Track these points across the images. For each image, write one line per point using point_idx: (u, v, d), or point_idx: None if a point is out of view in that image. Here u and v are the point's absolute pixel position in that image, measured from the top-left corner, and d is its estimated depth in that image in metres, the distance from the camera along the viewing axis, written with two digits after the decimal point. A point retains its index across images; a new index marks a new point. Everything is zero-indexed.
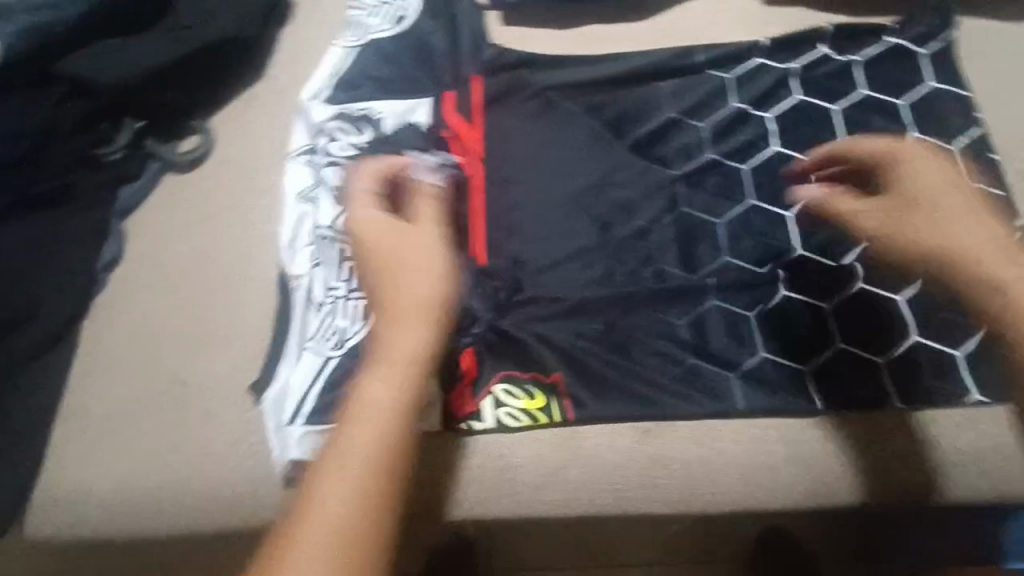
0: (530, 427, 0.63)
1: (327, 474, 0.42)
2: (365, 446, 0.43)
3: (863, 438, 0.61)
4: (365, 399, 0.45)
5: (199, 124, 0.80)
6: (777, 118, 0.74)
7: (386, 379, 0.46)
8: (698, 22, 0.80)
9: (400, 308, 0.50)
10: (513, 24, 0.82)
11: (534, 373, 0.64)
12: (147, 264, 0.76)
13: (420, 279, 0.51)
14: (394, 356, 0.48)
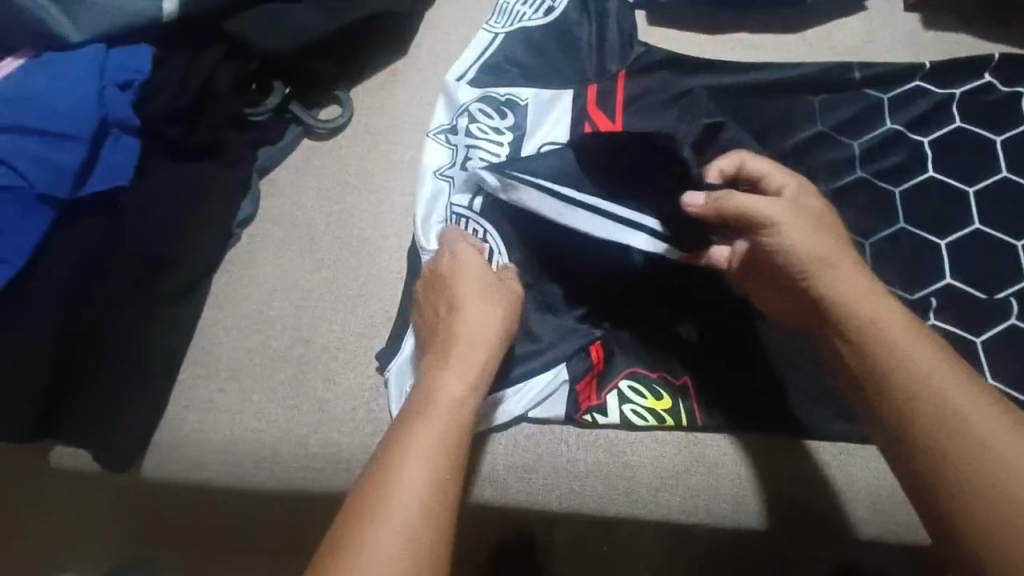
0: (655, 428, 0.65)
1: (407, 473, 0.47)
2: (440, 456, 0.49)
3: None
4: (437, 406, 0.52)
5: (341, 94, 0.82)
6: (934, 144, 0.70)
7: (453, 390, 0.53)
8: (854, 38, 0.77)
9: (466, 338, 0.56)
10: (658, 25, 0.81)
11: (663, 373, 0.67)
12: (280, 224, 0.78)
13: (488, 314, 0.58)
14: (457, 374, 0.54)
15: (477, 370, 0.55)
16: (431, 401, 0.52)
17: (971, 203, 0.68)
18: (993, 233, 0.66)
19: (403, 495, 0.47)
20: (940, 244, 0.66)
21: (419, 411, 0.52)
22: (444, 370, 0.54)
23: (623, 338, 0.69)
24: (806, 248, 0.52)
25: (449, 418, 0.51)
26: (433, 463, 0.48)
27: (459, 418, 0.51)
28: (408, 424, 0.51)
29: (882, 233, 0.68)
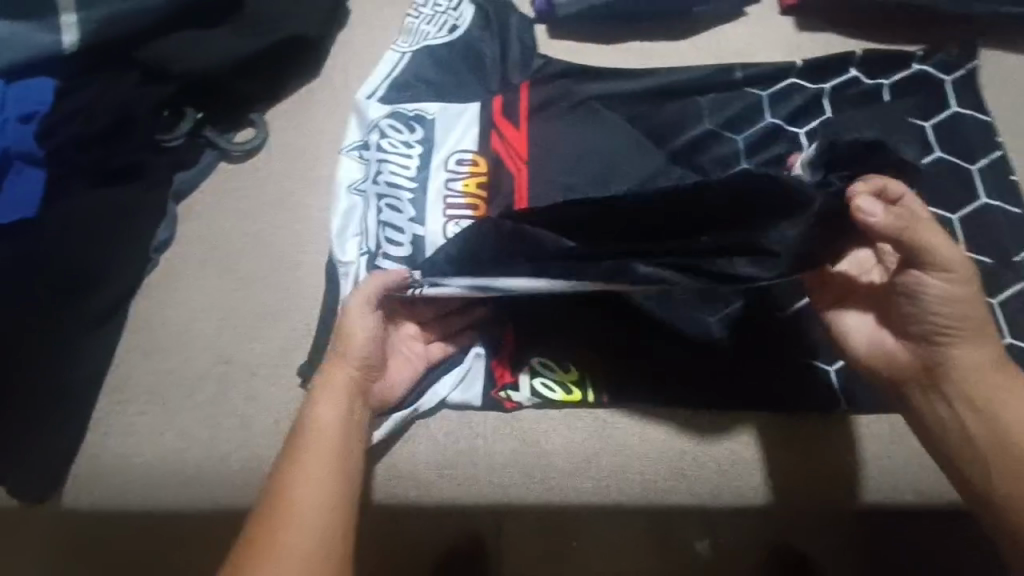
0: (563, 401, 0.69)
1: (298, 517, 0.51)
2: (331, 490, 0.53)
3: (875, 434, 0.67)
4: (319, 443, 0.55)
5: (256, 116, 0.84)
6: (810, 136, 0.76)
7: (331, 422, 0.56)
8: (737, 42, 0.83)
9: (340, 374, 0.59)
10: (556, 37, 0.86)
11: (571, 354, 0.70)
12: (199, 246, 0.79)
13: (355, 342, 0.60)
14: (333, 406, 0.57)
15: (349, 396, 0.58)
16: (313, 439, 0.55)
17: None
18: None
19: (295, 541, 0.50)
20: None
21: (302, 451, 0.54)
22: (318, 404, 0.57)
23: (533, 329, 0.71)
24: (970, 309, 0.56)
25: (334, 454, 0.55)
26: (322, 501, 0.52)
27: (343, 450, 0.56)
28: (292, 471, 0.53)
29: None
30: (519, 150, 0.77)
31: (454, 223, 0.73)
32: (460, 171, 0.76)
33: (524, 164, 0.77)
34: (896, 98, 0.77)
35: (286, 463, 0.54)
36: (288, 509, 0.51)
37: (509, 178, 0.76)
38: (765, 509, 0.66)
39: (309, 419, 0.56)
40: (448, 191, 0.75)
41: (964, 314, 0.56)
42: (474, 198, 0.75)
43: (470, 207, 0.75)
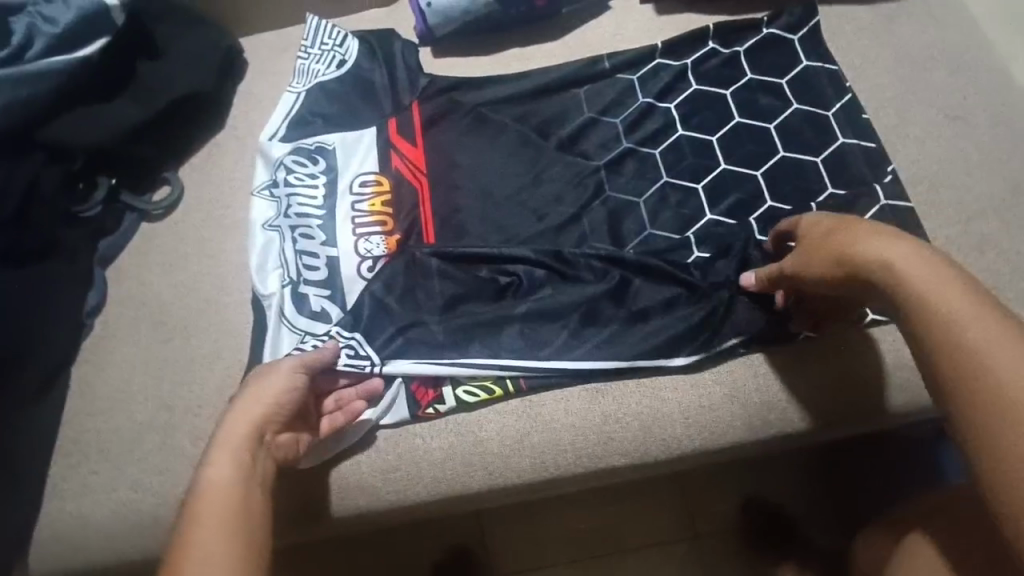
0: (486, 401, 0.70)
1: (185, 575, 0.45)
2: (225, 541, 0.48)
3: (793, 358, 0.70)
4: (210, 502, 0.51)
5: (169, 175, 0.88)
6: (680, 108, 0.82)
7: (226, 476, 0.53)
8: (604, 34, 0.90)
9: (236, 426, 0.57)
10: (440, 56, 0.92)
11: (489, 356, 0.70)
12: (131, 304, 0.82)
13: (256, 391, 0.60)
14: (227, 459, 0.54)
15: (250, 444, 0.56)
16: (202, 498, 0.51)
17: (716, 150, 0.80)
18: (737, 169, 0.78)
19: None
20: (698, 187, 0.78)
21: (192, 511, 0.50)
22: (209, 465, 0.54)
23: (452, 332, 0.72)
24: (817, 259, 0.58)
25: (228, 508, 0.51)
26: (214, 554, 0.47)
27: (240, 499, 0.52)
28: (180, 539, 0.48)
29: (650, 190, 0.79)
30: (417, 164, 0.83)
31: (364, 240, 0.78)
32: (365, 192, 0.81)
33: (424, 176, 0.82)
34: (752, 61, 0.84)
35: (178, 529, 0.49)
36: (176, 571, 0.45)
37: (411, 191, 0.81)
38: (703, 454, 0.69)
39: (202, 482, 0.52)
40: (354, 213, 0.80)
41: (818, 267, 0.57)
42: (380, 215, 0.80)
43: (378, 224, 0.79)
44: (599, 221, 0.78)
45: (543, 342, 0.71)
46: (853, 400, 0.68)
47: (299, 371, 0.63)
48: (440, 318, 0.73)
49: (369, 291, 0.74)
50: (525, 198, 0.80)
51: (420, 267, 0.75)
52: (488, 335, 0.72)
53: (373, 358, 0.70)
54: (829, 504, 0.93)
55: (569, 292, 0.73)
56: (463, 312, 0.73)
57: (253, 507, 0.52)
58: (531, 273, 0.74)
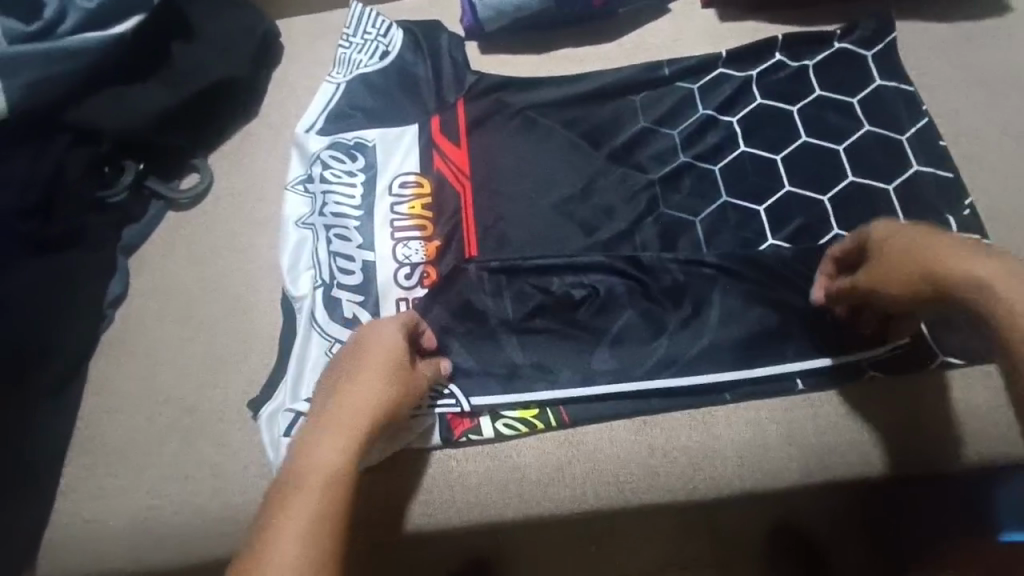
0: (525, 434, 0.66)
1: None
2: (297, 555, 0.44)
3: (858, 402, 0.64)
4: (312, 486, 0.48)
5: (199, 162, 0.84)
6: (742, 123, 0.78)
7: (326, 467, 0.49)
8: (662, 39, 0.85)
9: (350, 407, 0.53)
10: (488, 53, 0.87)
11: (544, 384, 0.67)
12: (155, 296, 0.78)
13: (376, 386, 0.55)
14: (332, 446, 0.50)
15: (357, 450, 0.51)
16: (289, 500, 0.47)
17: (780, 171, 0.75)
18: (802, 192, 0.73)
19: None
20: (758, 210, 0.73)
21: (272, 520, 0.46)
22: (319, 437, 0.51)
23: (524, 338, 0.69)
24: (893, 273, 0.53)
25: (315, 531, 0.45)
26: None
27: (329, 525, 0.46)
28: (252, 559, 0.44)
29: (708, 209, 0.74)
30: (461, 168, 0.79)
31: (402, 246, 0.74)
32: (405, 194, 0.77)
33: (467, 181, 0.78)
34: (821, 77, 0.79)
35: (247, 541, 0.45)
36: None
37: (453, 196, 0.77)
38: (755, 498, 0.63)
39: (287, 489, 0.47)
40: (392, 216, 0.76)
41: (893, 285, 0.53)
42: (420, 219, 0.76)
43: (418, 228, 0.75)
44: (652, 238, 0.73)
45: (636, 361, 0.67)
46: (934, 453, 0.62)
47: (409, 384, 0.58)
48: (516, 337, 0.69)
49: (438, 308, 0.70)
50: (574, 209, 0.76)
51: (483, 279, 0.71)
52: (550, 356, 0.68)
53: (444, 386, 0.66)
54: (860, 515, 0.64)
55: (647, 311, 0.69)
56: (534, 323, 0.69)
57: (341, 518, 0.47)
58: (607, 284, 0.71)
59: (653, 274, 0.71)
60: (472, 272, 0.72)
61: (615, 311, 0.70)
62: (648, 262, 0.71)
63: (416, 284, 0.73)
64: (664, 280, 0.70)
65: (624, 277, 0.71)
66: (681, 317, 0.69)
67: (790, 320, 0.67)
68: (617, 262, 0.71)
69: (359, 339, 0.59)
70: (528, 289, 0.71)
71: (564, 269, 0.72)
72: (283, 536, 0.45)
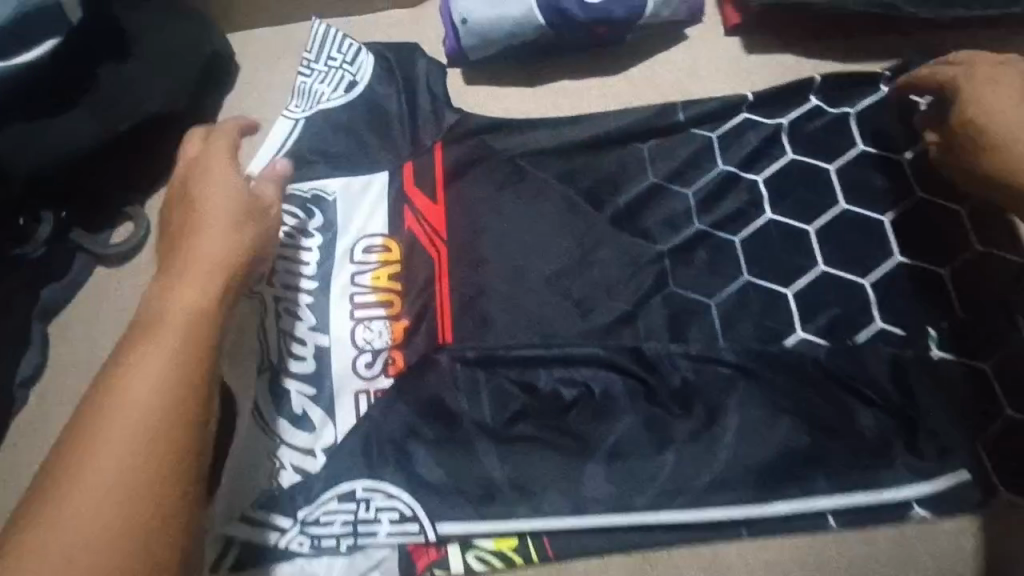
0: (501, 570, 0.56)
1: (79, 504, 0.36)
2: (153, 390, 0.40)
3: (901, 547, 0.54)
4: (166, 328, 0.43)
5: (134, 209, 0.72)
6: (770, 182, 0.65)
7: (185, 313, 0.44)
8: (677, 73, 0.73)
9: (209, 245, 0.48)
10: (471, 83, 0.74)
11: (527, 510, 0.56)
12: (78, 373, 0.68)
13: (216, 221, 0.50)
14: (191, 288, 0.46)
15: (221, 291, 0.46)
16: (138, 355, 0.41)
17: (814, 246, 0.63)
18: (838, 272, 0.62)
19: (82, 501, 0.36)
20: (787, 293, 0.61)
21: (115, 377, 0.40)
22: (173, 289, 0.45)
23: (505, 447, 0.58)
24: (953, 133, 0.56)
25: (173, 360, 0.41)
26: (119, 465, 0.37)
27: (191, 362, 0.42)
28: (104, 386, 0.40)
29: (726, 290, 0.62)
30: (436, 228, 0.67)
31: (363, 327, 0.63)
32: (369, 260, 0.66)
33: (442, 245, 0.66)
34: (866, 128, 0.66)
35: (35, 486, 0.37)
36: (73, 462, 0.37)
37: (426, 263, 0.65)
38: None
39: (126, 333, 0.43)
40: (353, 287, 0.64)
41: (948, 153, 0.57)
42: (386, 292, 0.64)
43: (384, 304, 0.64)
44: (658, 324, 0.62)
45: (638, 485, 0.56)
46: None
47: (262, 215, 0.53)
48: (495, 447, 0.58)
49: (404, 408, 0.59)
50: (567, 285, 0.64)
51: (457, 375, 0.60)
52: (536, 470, 0.57)
53: (409, 507, 0.57)
54: None
55: (651, 419, 0.58)
56: (520, 431, 0.58)
57: (210, 350, 0.43)
58: (605, 383, 0.60)
59: (658, 374, 0.59)
60: (445, 367, 0.60)
61: (613, 417, 0.59)
62: (655, 358, 0.60)
63: (379, 373, 0.62)
64: (670, 380, 0.59)
65: (624, 375, 0.60)
66: (694, 429, 0.58)
67: (822, 437, 0.56)
68: (617, 358, 0.60)
69: (196, 170, 0.55)
70: (511, 388, 0.60)
71: (554, 363, 0.61)
72: (125, 388, 0.39)
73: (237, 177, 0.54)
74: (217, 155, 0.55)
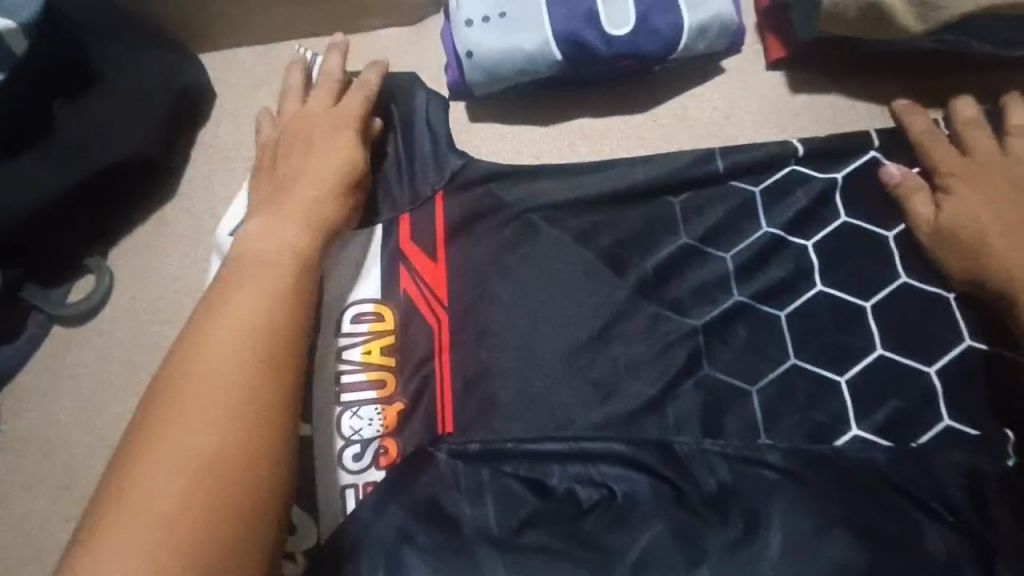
0: None
1: (196, 414, 0.42)
2: (259, 318, 0.46)
3: None
4: (266, 265, 0.50)
5: (95, 261, 0.63)
6: (820, 249, 0.57)
7: (286, 249, 0.51)
8: (712, 113, 0.64)
9: (301, 194, 0.54)
10: (478, 122, 0.65)
11: None
12: (24, 452, 0.59)
13: (311, 188, 0.55)
14: (296, 229, 0.52)
15: (319, 241, 0.53)
16: (243, 289, 0.48)
17: (872, 325, 0.55)
18: (900, 357, 0.54)
19: (201, 411, 0.42)
20: (840, 381, 0.54)
21: (223, 303, 0.47)
22: (273, 227, 0.52)
23: (515, 560, 0.46)
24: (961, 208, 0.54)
25: (274, 298, 0.48)
26: (231, 381, 0.43)
27: (289, 298, 0.48)
28: (208, 321, 0.46)
29: (769, 375, 0.55)
30: (435, 292, 0.58)
31: (351, 414, 0.55)
32: (359, 331, 0.57)
33: (442, 313, 0.58)
34: None
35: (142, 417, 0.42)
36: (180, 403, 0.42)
37: (424, 335, 0.57)
38: None
39: (220, 291, 0.48)
40: (342, 364, 0.57)
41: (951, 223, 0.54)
42: (378, 369, 0.56)
43: (374, 385, 0.56)
44: (690, 414, 0.54)
45: None
46: None
47: (350, 167, 0.57)
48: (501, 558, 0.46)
49: (396, 510, 0.50)
50: (587, 364, 0.56)
51: (459, 475, 0.52)
52: None
53: None
54: None
55: (690, 527, 0.48)
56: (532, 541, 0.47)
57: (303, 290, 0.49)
58: (629, 485, 0.52)
59: (692, 476, 0.52)
60: (445, 464, 0.53)
61: (643, 525, 0.49)
62: (688, 456, 0.53)
63: (369, 465, 0.54)
64: (707, 484, 0.51)
65: (652, 475, 0.52)
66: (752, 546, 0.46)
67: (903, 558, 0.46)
68: (643, 456, 0.52)
69: (296, 127, 0.58)
70: (521, 488, 0.52)
71: (569, 458, 0.53)
72: (239, 317, 0.46)
73: (344, 129, 0.58)
74: (325, 120, 0.58)
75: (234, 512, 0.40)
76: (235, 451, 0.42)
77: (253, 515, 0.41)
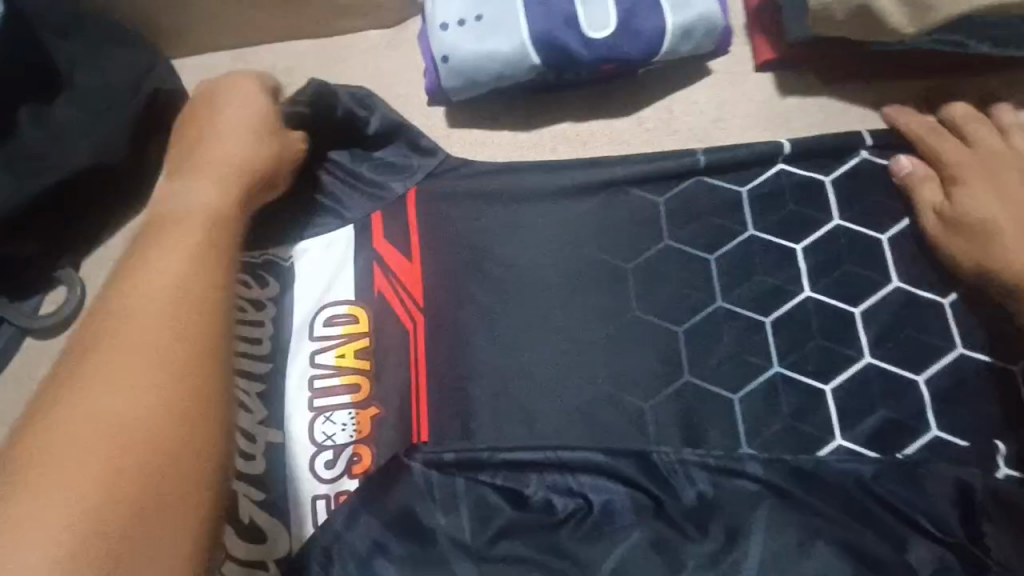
0: None
1: (103, 384, 0.38)
2: (175, 276, 0.43)
3: None
4: (178, 225, 0.46)
5: (67, 272, 0.63)
6: (808, 254, 0.56)
7: (202, 211, 0.48)
8: (700, 116, 0.63)
9: (223, 157, 0.53)
10: (462, 124, 0.64)
11: None
12: None
13: (228, 153, 0.53)
14: (207, 190, 0.50)
15: (233, 200, 0.50)
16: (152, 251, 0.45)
17: (862, 331, 0.54)
18: (890, 365, 0.53)
19: (113, 379, 0.38)
20: (827, 390, 0.53)
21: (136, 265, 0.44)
22: (188, 190, 0.50)
23: None
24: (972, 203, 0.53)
25: (188, 255, 0.44)
26: (147, 344, 0.40)
27: (205, 254, 0.45)
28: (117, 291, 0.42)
29: (754, 385, 0.54)
30: (410, 293, 0.58)
31: (323, 419, 0.54)
32: (332, 335, 0.56)
33: (418, 313, 0.57)
34: None
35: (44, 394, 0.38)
36: (91, 382, 0.38)
37: (400, 337, 0.56)
38: None
39: (133, 260, 0.44)
40: (314, 368, 0.55)
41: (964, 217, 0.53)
42: (353, 374, 0.55)
43: (349, 389, 0.55)
44: (673, 424, 0.53)
45: None
46: None
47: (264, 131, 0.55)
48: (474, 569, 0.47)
49: (372, 521, 0.49)
50: (569, 371, 0.55)
51: (435, 483, 0.51)
52: None
53: None
54: None
55: (662, 540, 0.48)
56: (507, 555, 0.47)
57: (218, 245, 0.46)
58: (606, 496, 0.51)
59: (674, 486, 0.51)
60: (420, 469, 0.52)
61: (616, 539, 0.48)
62: (669, 465, 0.51)
63: (343, 473, 0.53)
64: (688, 495, 0.50)
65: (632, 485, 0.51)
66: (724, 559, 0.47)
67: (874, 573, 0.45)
68: (620, 466, 0.51)
69: (201, 101, 0.57)
70: (499, 499, 0.51)
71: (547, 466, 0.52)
72: (149, 278, 0.43)
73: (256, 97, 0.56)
74: (231, 91, 0.56)
75: (157, 479, 0.36)
76: (161, 427, 0.38)
77: (189, 488, 0.37)
